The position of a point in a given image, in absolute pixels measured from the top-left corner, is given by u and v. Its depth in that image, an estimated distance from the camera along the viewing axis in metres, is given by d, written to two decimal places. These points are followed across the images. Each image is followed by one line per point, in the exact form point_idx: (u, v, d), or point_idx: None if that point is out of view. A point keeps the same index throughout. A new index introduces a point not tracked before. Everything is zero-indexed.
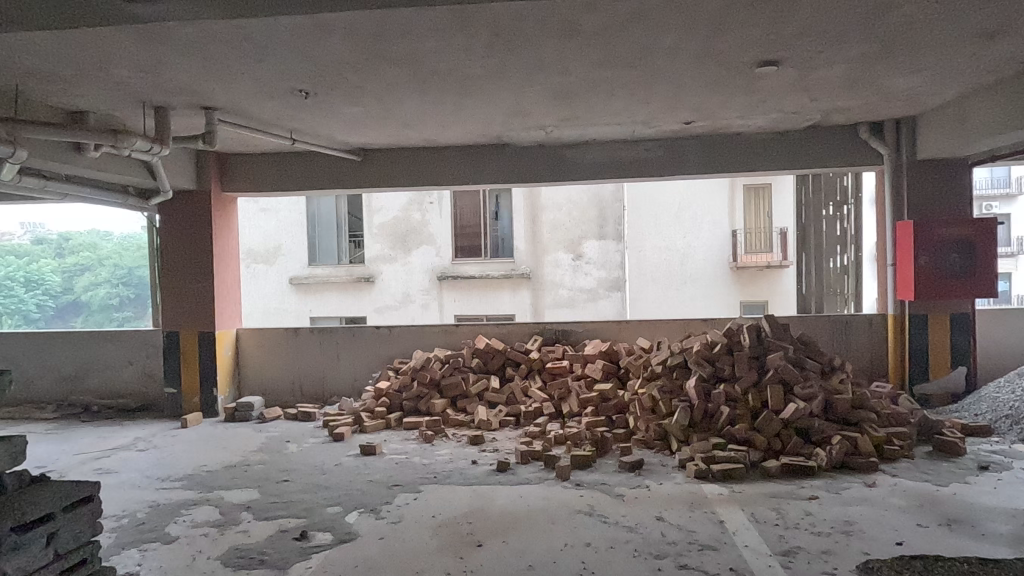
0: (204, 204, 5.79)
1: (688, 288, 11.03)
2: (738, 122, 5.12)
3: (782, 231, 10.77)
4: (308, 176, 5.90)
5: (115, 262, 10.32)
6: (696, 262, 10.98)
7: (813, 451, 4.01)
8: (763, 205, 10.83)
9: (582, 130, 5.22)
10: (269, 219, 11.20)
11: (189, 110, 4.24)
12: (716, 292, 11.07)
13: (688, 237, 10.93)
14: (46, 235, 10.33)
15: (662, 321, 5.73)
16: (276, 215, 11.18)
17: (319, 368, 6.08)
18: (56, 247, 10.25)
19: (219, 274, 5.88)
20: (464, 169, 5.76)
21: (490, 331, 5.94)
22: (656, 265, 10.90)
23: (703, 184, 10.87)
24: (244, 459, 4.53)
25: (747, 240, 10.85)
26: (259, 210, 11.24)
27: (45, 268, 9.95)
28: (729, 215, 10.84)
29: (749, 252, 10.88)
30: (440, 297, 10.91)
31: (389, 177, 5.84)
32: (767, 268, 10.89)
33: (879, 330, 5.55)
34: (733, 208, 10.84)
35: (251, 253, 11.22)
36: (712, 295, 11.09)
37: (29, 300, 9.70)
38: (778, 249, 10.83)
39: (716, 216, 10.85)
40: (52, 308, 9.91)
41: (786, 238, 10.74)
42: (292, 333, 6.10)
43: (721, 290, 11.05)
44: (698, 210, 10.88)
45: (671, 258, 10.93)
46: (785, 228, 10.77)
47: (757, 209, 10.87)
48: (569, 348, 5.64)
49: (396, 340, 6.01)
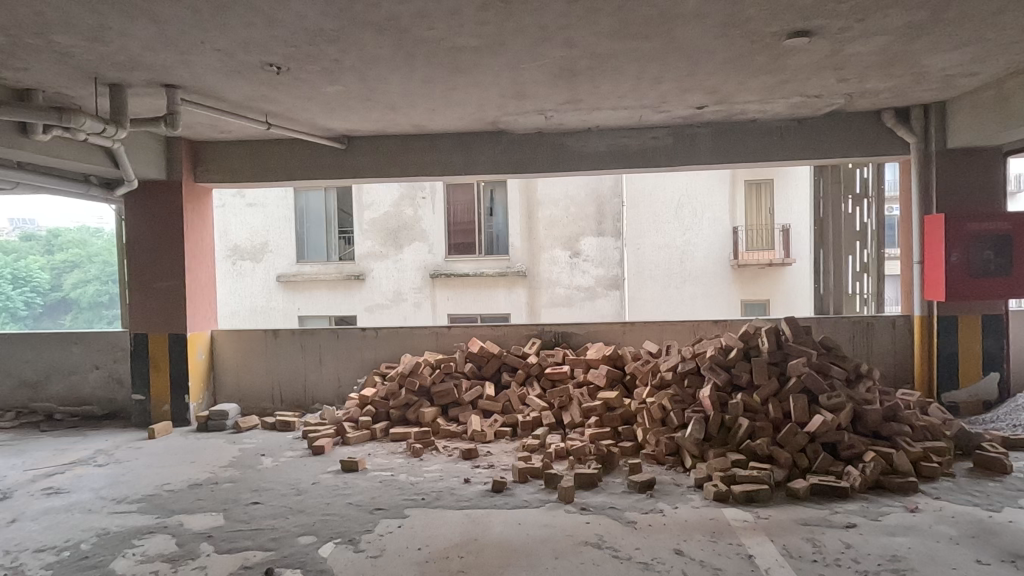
0: (176, 196, 5.34)
1: (688, 286, 10.61)
2: (754, 107, 4.71)
3: (784, 228, 10.40)
4: (289, 165, 5.45)
5: (105, 260, 9.81)
6: (696, 260, 10.56)
7: (844, 469, 3.61)
8: (765, 201, 10.43)
9: (585, 116, 4.80)
10: (256, 215, 10.70)
11: (149, 89, 3.80)
12: (716, 290, 10.65)
13: (688, 234, 10.51)
14: (34, 230, 9.63)
15: (670, 323, 5.32)
16: (263, 211, 10.69)
17: (300, 374, 5.64)
18: (45, 244, 9.62)
19: (191, 272, 5.43)
20: (457, 158, 5.34)
21: (484, 333, 5.51)
22: (655, 263, 10.50)
23: (703, 181, 10.43)
24: (212, 476, 4.09)
25: (748, 238, 10.46)
26: (246, 205, 10.78)
27: (34, 266, 9.50)
28: (730, 212, 10.45)
29: (750, 249, 10.48)
30: (432, 295, 10.49)
31: (375, 167, 5.41)
32: (769, 266, 10.48)
33: (903, 332, 5.15)
34: (733, 205, 10.44)
35: (237, 250, 10.78)
36: (712, 294, 10.67)
37: (16, 298, 9.30)
38: (780, 247, 10.43)
39: (716, 213, 10.44)
40: (41, 307, 9.51)
41: (789, 235, 10.39)
42: (271, 336, 5.66)
43: (721, 289, 10.63)
44: (699, 206, 10.47)
45: (670, 256, 10.52)
46: (788, 224, 10.37)
47: (759, 205, 10.46)
48: (569, 352, 5.22)
49: (383, 343, 5.57)
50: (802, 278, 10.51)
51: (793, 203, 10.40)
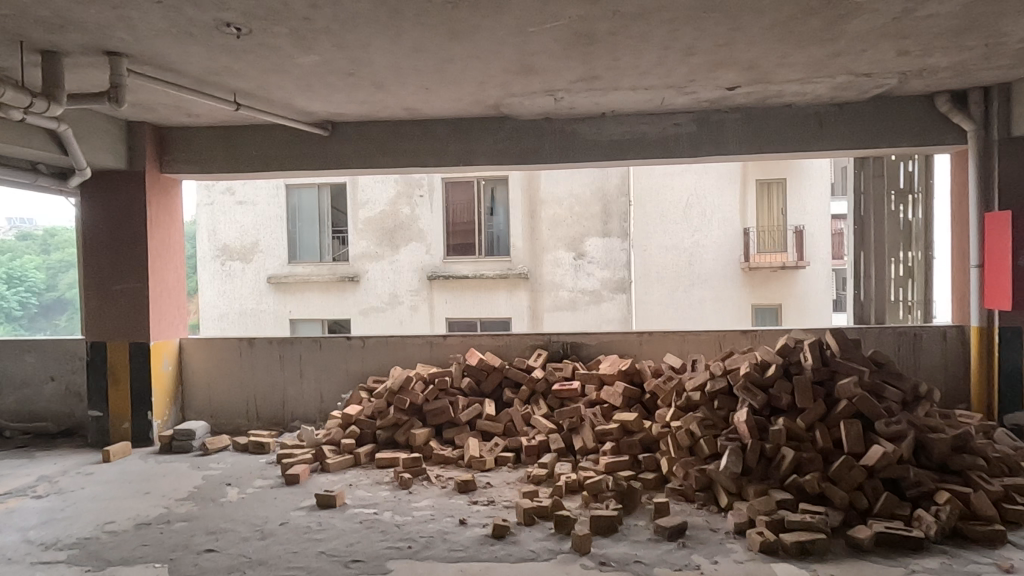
0: (138, 187, 4.76)
1: (697, 290, 9.96)
2: (793, 88, 4.14)
3: (796, 229, 9.83)
4: (266, 154, 4.87)
5: None
6: (705, 262, 9.93)
7: (913, 513, 3.03)
8: (777, 201, 9.86)
9: (600, 98, 4.22)
10: (246, 213, 10.07)
11: (90, 57, 3.22)
12: (726, 295, 10.02)
13: (698, 234, 9.86)
14: (31, 230, 9.43)
15: (692, 334, 4.75)
16: (253, 209, 10.04)
17: (279, 388, 5.06)
18: (41, 243, 9.41)
19: (156, 273, 4.85)
20: (454, 147, 4.75)
21: (483, 343, 4.91)
22: (662, 265, 9.90)
23: (711, 179, 9.79)
24: (165, 512, 3.50)
25: (759, 239, 9.83)
26: (236, 203, 10.16)
27: (29, 265, 9.16)
28: (740, 212, 9.81)
29: (762, 252, 9.88)
30: (430, 298, 9.90)
31: (362, 156, 4.82)
32: (781, 269, 9.88)
33: (954, 345, 4.57)
34: (744, 206, 9.82)
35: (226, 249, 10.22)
36: (723, 299, 10.03)
37: (11, 299, 8.89)
38: (793, 249, 9.85)
39: (726, 214, 9.80)
40: (36, 307, 9.12)
41: (802, 237, 9.82)
42: (246, 344, 5.08)
43: (732, 293, 10.00)
44: (708, 206, 9.82)
45: (678, 258, 9.89)
46: (801, 226, 9.84)
47: (770, 205, 9.87)
48: (579, 366, 4.64)
49: (371, 354, 4.99)
50: (814, 282, 10.01)
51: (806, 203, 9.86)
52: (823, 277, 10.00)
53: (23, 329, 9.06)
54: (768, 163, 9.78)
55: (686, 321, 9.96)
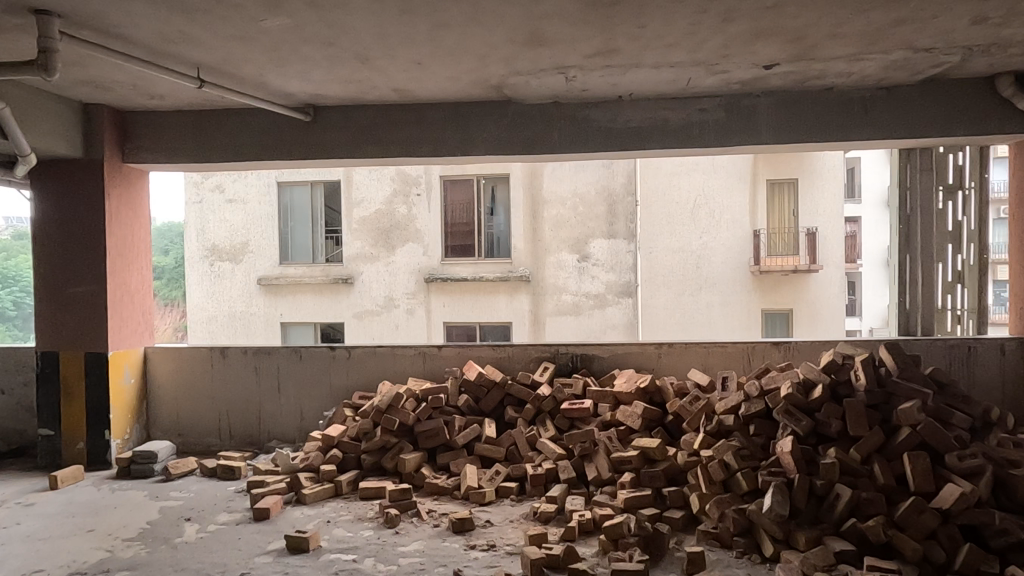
0: (95, 179, 4.23)
1: (704, 295, 9.35)
2: (839, 67, 3.61)
3: (809, 232, 9.21)
4: (240, 142, 4.34)
5: None
6: (713, 265, 9.34)
7: (1004, 570, 2.50)
8: (788, 201, 9.25)
9: (617, 77, 3.70)
10: (236, 212, 9.54)
11: (17, 18, 2.71)
12: (735, 300, 9.38)
13: (705, 236, 9.29)
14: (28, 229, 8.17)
15: (716, 346, 4.23)
16: (243, 207, 9.50)
17: (254, 404, 4.53)
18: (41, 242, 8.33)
19: (116, 275, 4.32)
20: (451, 135, 4.23)
21: (483, 355, 4.39)
22: (668, 269, 9.30)
23: (720, 181, 9.23)
24: (107, 557, 2.96)
25: (769, 241, 9.29)
26: (225, 201, 9.62)
27: (24, 266, 8.24)
28: (750, 212, 9.24)
29: (771, 255, 9.32)
30: (427, 301, 9.37)
31: (346, 145, 4.29)
32: (793, 273, 9.28)
33: (1015, 360, 4.04)
34: (754, 205, 9.25)
35: (215, 249, 9.72)
36: (731, 303, 9.37)
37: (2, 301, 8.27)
38: (805, 251, 9.27)
39: (735, 215, 9.24)
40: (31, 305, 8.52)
41: (815, 240, 9.22)
42: (218, 355, 4.56)
43: (742, 298, 9.37)
44: (717, 207, 9.24)
45: (685, 261, 9.28)
46: (814, 228, 9.20)
47: (781, 206, 9.27)
48: (591, 382, 4.12)
49: (357, 366, 4.46)
50: (826, 287, 9.40)
51: (818, 207, 9.21)
52: (836, 282, 9.39)
53: (18, 330, 8.52)
54: (779, 162, 9.17)
55: (692, 329, 9.32)
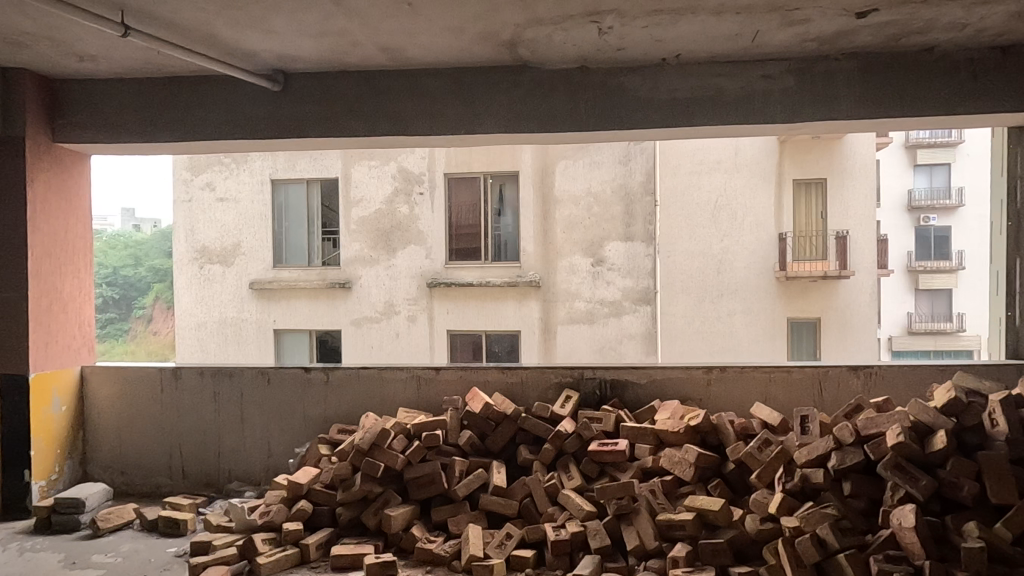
0: (14, 161, 3.43)
1: (726, 302, 8.38)
2: (953, 15, 2.79)
3: (839, 235, 8.24)
4: (195, 117, 3.55)
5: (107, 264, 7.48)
6: (735, 271, 8.36)
7: None
8: (817, 203, 8.27)
9: (665, 28, 2.89)
10: (227, 211, 8.74)
11: None
12: (760, 308, 8.43)
13: (727, 240, 8.32)
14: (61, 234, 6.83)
15: (776, 372, 3.43)
16: (234, 206, 8.71)
17: (212, 437, 3.73)
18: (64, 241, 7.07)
19: (43, 280, 3.53)
20: (452, 109, 3.42)
21: (490, 380, 3.57)
22: (688, 275, 8.34)
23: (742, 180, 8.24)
24: None
25: (795, 245, 8.34)
26: (215, 200, 8.82)
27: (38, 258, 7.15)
28: (775, 214, 8.30)
29: (798, 259, 8.36)
30: (429, 308, 8.53)
31: (324, 122, 3.49)
32: (822, 279, 8.26)
33: None
34: (780, 206, 8.30)
35: (206, 251, 8.94)
36: (757, 310, 8.43)
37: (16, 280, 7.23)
38: (835, 256, 8.28)
39: (760, 217, 8.29)
40: None
41: (846, 244, 8.24)
42: (170, 378, 3.76)
43: (768, 305, 8.42)
44: (740, 208, 8.27)
45: (705, 264, 8.34)
46: (844, 231, 8.23)
47: (808, 206, 8.30)
48: (624, 415, 3.31)
49: (337, 393, 3.65)
50: (856, 295, 8.40)
51: (850, 205, 8.21)
52: (868, 289, 8.41)
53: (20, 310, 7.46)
54: (808, 157, 8.13)
55: (713, 341, 8.31)
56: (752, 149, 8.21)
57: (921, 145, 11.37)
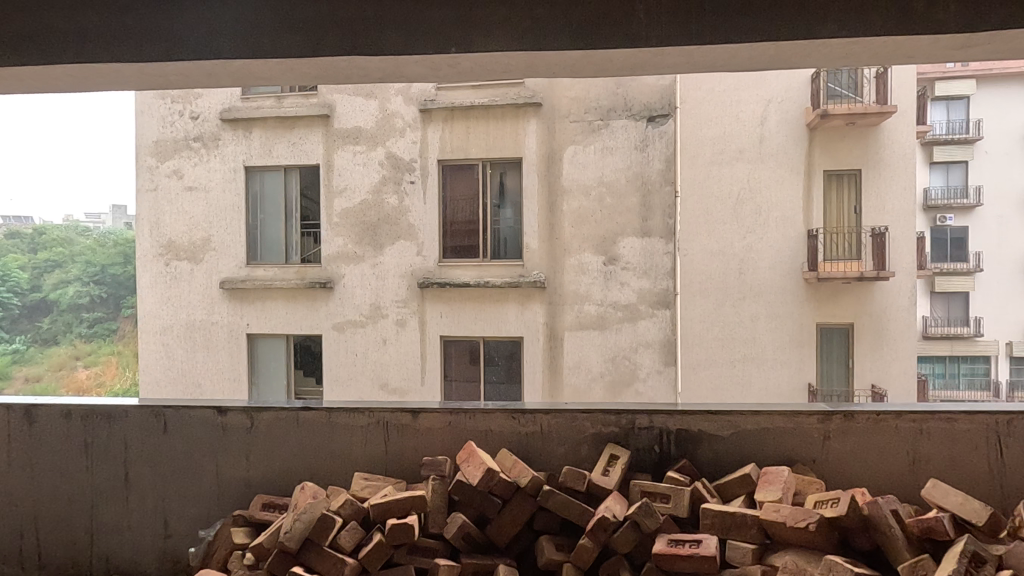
0: None
1: (749, 305, 6.98)
2: None
3: (876, 232, 6.80)
4: (49, 29, 2.34)
5: (87, 257, 8.36)
6: (759, 272, 6.94)
7: None
8: (849, 196, 6.88)
9: None
10: (196, 202, 7.51)
11: None
12: (787, 313, 6.96)
13: (750, 237, 6.93)
14: (22, 229, 8.72)
15: (928, 419, 2.24)
16: (204, 196, 7.48)
17: (83, 508, 2.52)
18: (30, 242, 8.61)
19: None
20: (441, 11, 2.23)
21: (493, 429, 2.37)
22: (708, 273, 7.00)
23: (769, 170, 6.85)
24: None
25: (828, 244, 6.90)
26: (183, 189, 7.53)
27: (13, 266, 8.47)
28: (806, 207, 6.84)
29: (829, 258, 6.88)
30: (421, 313, 7.24)
31: (248, 36, 2.29)
32: (855, 282, 6.84)
33: None
34: (810, 199, 6.84)
35: (171, 246, 7.62)
36: (786, 316, 6.96)
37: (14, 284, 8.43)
38: (871, 256, 6.88)
39: (788, 209, 6.88)
40: (20, 308, 8.50)
41: (886, 242, 6.77)
42: (23, 423, 2.54)
43: (798, 311, 6.94)
44: (766, 202, 6.89)
45: (725, 266, 6.97)
46: (883, 228, 6.78)
47: (842, 200, 6.90)
48: (703, 489, 2.12)
49: (265, 446, 2.45)
50: (895, 298, 6.92)
51: (886, 198, 6.78)
52: (909, 294, 6.91)
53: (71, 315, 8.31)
54: (841, 146, 6.74)
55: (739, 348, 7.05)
56: (781, 134, 6.81)
57: (938, 142, 9.08)
